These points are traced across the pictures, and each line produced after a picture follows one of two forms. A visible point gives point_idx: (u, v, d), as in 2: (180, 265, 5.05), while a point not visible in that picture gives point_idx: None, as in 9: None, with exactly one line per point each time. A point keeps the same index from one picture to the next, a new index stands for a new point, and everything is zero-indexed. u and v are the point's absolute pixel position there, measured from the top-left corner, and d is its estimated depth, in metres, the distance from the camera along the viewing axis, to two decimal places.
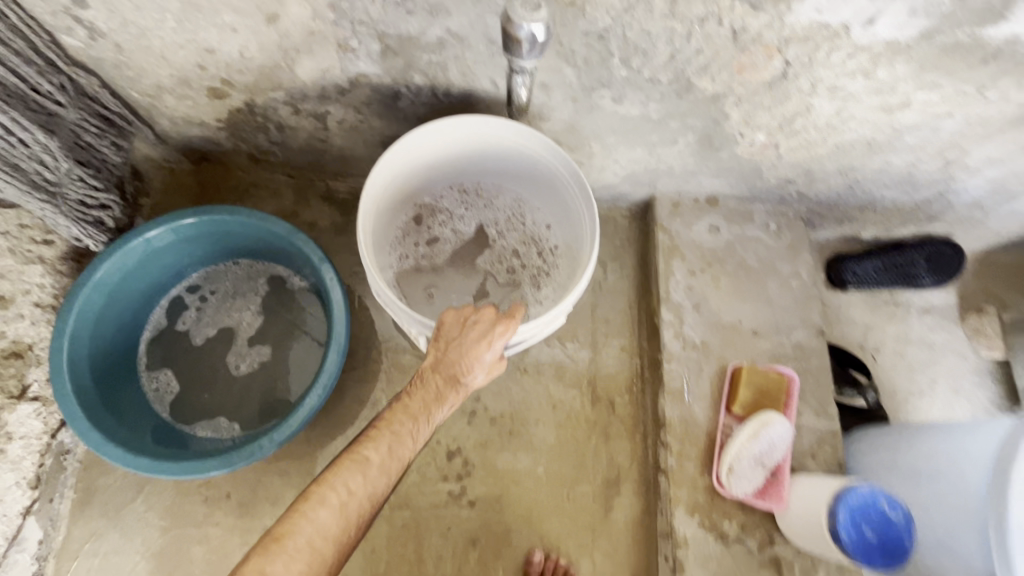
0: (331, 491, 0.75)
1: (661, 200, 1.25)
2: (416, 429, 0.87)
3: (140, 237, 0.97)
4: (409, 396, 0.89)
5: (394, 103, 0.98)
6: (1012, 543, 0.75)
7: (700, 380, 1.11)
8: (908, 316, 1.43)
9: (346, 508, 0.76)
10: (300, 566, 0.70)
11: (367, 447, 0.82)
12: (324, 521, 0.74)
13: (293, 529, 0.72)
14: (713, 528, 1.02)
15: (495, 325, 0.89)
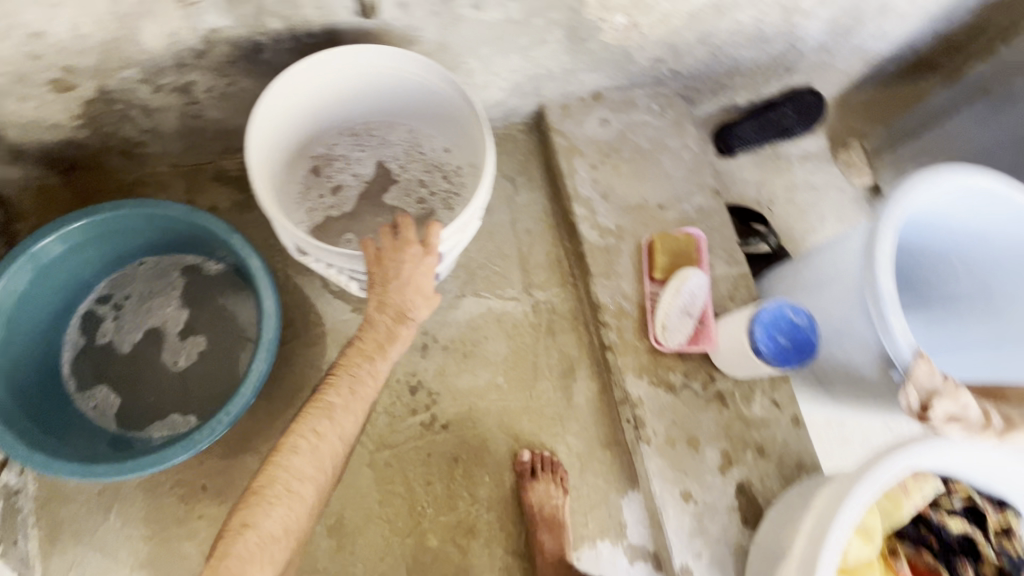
0: (299, 439, 0.76)
1: (550, 106, 1.31)
2: (373, 369, 0.84)
3: (25, 253, 0.92)
4: (360, 337, 0.84)
5: (258, 57, 0.96)
6: (886, 308, 0.88)
7: (622, 260, 1.21)
8: (790, 165, 1.59)
9: (320, 452, 0.77)
10: (281, 510, 0.73)
11: (330, 394, 0.80)
12: (299, 466, 0.76)
13: (270, 480, 0.74)
14: (661, 382, 1.13)
15: (430, 251, 0.84)
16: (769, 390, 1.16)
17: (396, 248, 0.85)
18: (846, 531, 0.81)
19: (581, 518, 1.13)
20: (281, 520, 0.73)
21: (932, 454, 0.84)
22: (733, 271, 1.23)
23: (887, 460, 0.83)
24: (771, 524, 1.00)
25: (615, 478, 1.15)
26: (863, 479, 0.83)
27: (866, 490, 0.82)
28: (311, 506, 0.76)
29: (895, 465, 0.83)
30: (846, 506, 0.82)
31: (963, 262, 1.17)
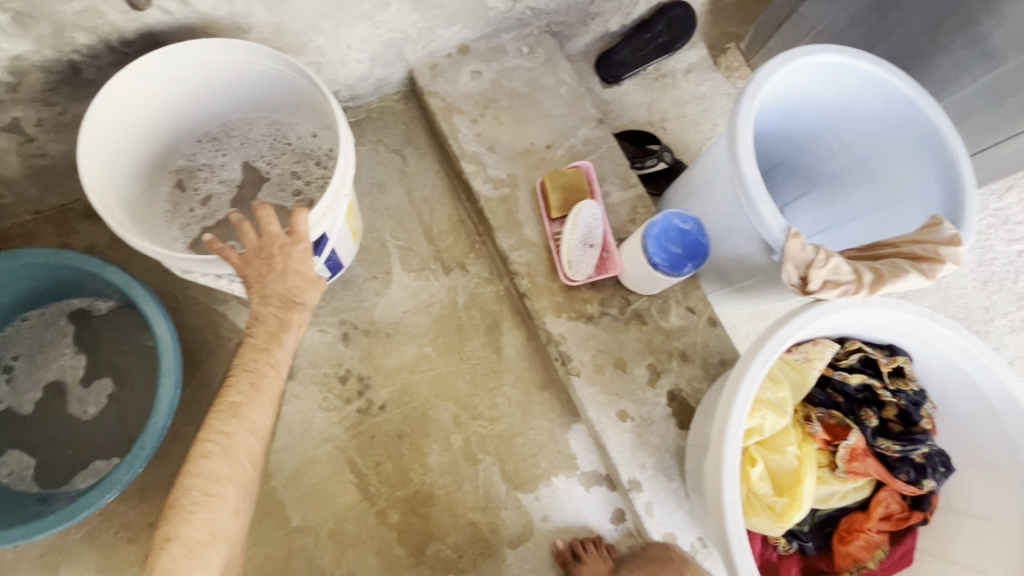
0: (208, 445, 0.83)
1: (418, 69, 1.28)
2: (271, 360, 0.88)
3: None
4: (251, 333, 0.88)
5: (79, 77, 0.90)
6: (754, 195, 0.92)
7: (520, 207, 1.22)
8: (675, 81, 1.62)
9: (231, 452, 0.84)
10: (202, 514, 0.81)
11: (230, 395, 0.85)
12: (214, 470, 0.83)
13: (186, 490, 0.81)
14: (580, 315, 1.17)
15: (296, 242, 0.84)
16: (683, 299, 1.21)
17: (263, 246, 0.85)
18: (744, 405, 0.88)
19: (533, 459, 1.17)
20: (205, 524, 0.81)
21: (815, 321, 0.90)
22: (628, 194, 1.26)
23: (774, 335, 0.90)
24: (700, 422, 1.06)
25: (557, 415, 1.19)
26: (755, 356, 0.89)
27: (758, 365, 0.89)
28: (234, 502, 0.84)
29: (781, 337, 0.89)
30: (742, 383, 0.89)
31: (836, 138, 1.23)
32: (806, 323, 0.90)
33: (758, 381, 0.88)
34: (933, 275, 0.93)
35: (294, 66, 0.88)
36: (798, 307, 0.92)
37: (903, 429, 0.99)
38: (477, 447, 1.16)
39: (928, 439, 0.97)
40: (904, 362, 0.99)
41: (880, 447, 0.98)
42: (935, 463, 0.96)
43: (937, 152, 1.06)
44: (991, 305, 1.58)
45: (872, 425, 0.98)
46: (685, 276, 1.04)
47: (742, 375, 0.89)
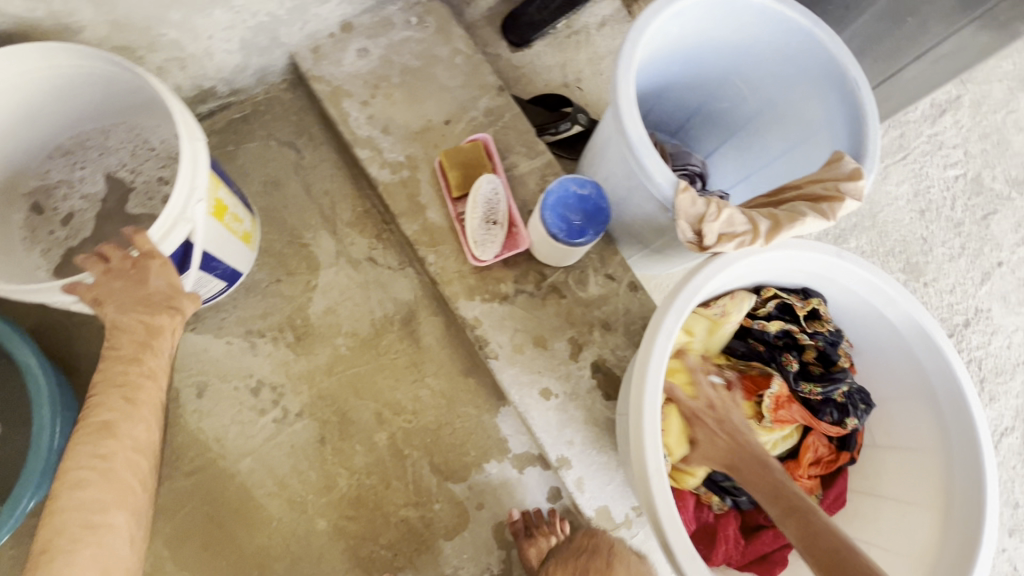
0: (78, 470, 0.76)
1: (299, 53, 1.20)
2: (142, 369, 0.82)
3: None
4: (115, 345, 0.82)
5: None
6: (639, 151, 0.87)
7: (421, 189, 1.16)
8: (589, 36, 1.54)
9: (112, 473, 0.78)
10: (85, 550, 0.74)
11: (100, 413, 0.79)
12: (90, 497, 0.76)
13: (57, 530, 0.74)
14: (494, 295, 1.13)
15: (151, 257, 0.79)
16: (601, 266, 1.17)
17: (116, 268, 0.80)
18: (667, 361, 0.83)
19: (463, 448, 1.14)
20: (92, 562, 0.74)
21: (718, 272, 0.85)
22: (536, 163, 1.20)
23: (687, 288, 0.85)
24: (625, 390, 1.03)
25: (484, 400, 1.16)
26: (666, 310, 0.84)
27: (672, 319, 0.84)
28: (124, 533, 0.78)
29: (692, 290, 0.85)
30: (658, 338, 0.83)
31: (743, 80, 1.17)
32: (715, 273, 0.85)
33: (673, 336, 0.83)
34: (835, 214, 0.89)
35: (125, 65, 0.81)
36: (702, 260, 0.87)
37: (823, 370, 0.96)
38: (402, 442, 1.13)
39: (847, 377, 0.95)
40: (818, 305, 0.97)
41: (802, 392, 0.96)
42: (856, 400, 0.95)
43: (837, 83, 1.01)
44: (930, 235, 1.55)
45: (793, 370, 0.97)
46: (588, 243, 0.99)
47: (658, 330, 0.84)
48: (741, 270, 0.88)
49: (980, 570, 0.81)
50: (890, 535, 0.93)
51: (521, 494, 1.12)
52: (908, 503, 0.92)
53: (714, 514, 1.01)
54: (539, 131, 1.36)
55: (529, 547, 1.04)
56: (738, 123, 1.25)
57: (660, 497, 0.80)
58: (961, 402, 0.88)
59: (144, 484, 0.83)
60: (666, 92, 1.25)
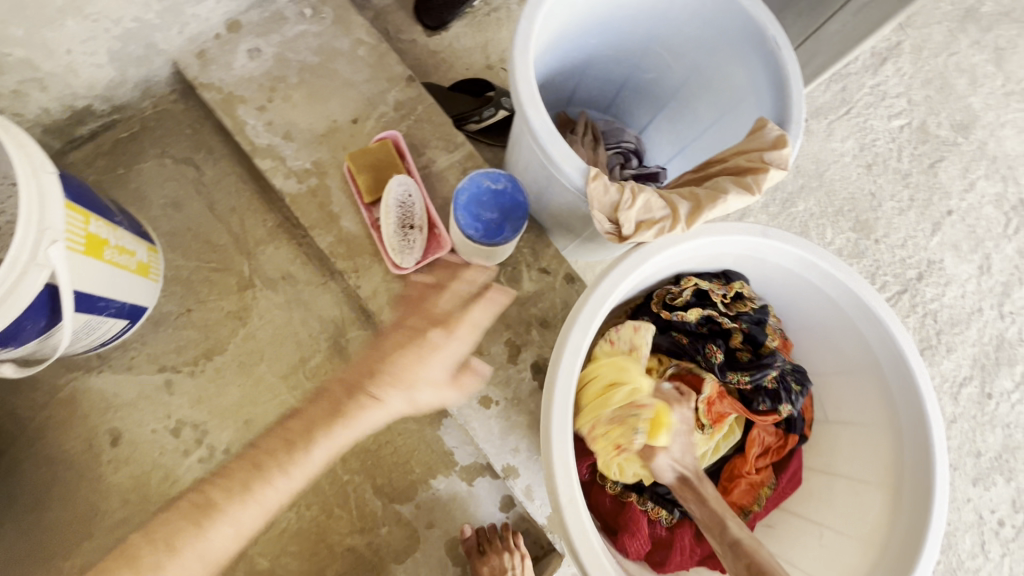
0: None
1: (182, 59, 1.09)
2: None
3: None
4: None
5: None
6: (544, 140, 0.79)
7: (332, 197, 1.07)
8: (510, 12, 1.45)
9: None
10: None
11: None
12: None
13: None
14: (422, 304, 1.06)
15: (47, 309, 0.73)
16: (534, 261, 1.10)
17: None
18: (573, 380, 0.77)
19: (408, 467, 1.08)
20: None
21: (640, 268, 0.80)
22: (455, 157, 1.12)
23: (597, 294, 0.78)
24: None
25: (425, 414, 1.10)
26: (574, 324, 0.77)
27: (578, 335, 0.77)
28: None
29: (600, 297, 0.78)
30: (563, 357, 0.77)
31: (665, 47, 1.09)
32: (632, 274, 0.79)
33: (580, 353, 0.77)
34: (760, 187, 0.83)
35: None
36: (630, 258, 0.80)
37: (751, 355, 0.94)
38: (342, 467, 1.06)
39: (775, 360, 0.92)
40: (740, 287, 0.94)
41: (733, 382, 0.94)
42: (788, 384, 0.92)
43: (757, 43, 0.94)
44: (878, 190, 1.51)
45: (719, 360, 0.94)
46: (508, 241, 0.92)
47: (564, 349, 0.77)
48: (664, 262, 0.82)
49: (934, 538, 0.79)
50: (843, 514, 0.90)
51: (472, 507, 1.07)
52: (863, 482, 0.89)
53: (666, 528, 0.94)
54: (461, 120, 1.27)
55: (478, 563, 0.98)
56: (666, 94, 1.18)
57: (572, 526, 0.74)
58: (902, 369, 0.85)
59: None
60: (588, 67, 1.17)
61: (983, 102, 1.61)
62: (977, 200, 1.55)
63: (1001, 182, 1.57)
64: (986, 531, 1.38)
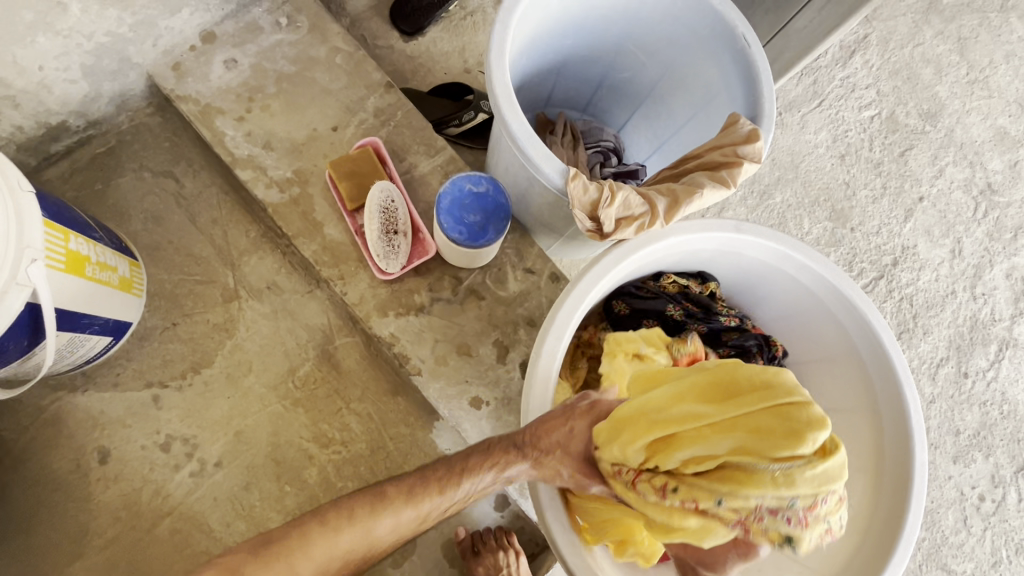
0: None
1: (157, 73, 1.08)
2: None
3: None
4: None
5: None
6: (522, 141, 0.81)
7: (315, 206, 1.07)
8: (486, 16, 1.46)
9: None
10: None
11: None
12: None
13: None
14: (409, 308, 1.06)
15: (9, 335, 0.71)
16: (518, 261, 1.11)
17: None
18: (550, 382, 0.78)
19: (402, 471, 1.08)
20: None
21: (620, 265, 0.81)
22: (436, 161, 1.13)
23: (573, 296, 0.80)
24: None
25: (416, 418, 1.10)
26: (549, 330, 0.79)
27: (553, 339, 0.78)
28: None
29: (577, 299, 0.80)
30: (539, 361, 0.78)
31: (639, 47, 1.11)
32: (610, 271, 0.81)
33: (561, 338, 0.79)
34: (735, 181, 0.85)
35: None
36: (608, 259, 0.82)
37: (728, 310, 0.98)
38: (335, 475, 1.06)
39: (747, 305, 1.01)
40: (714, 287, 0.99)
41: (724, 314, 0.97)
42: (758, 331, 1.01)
43: (727, 40, 0.96)
44: (852, 179, 1.55)
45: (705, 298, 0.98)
46: (491, 242, 0.93)
47: (541, 353, 0.78)
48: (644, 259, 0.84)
49: (915, 513, 0.81)
50: None
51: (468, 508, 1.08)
52: (844, 463, 0.92)
53: None
54: (441, 124, 1.28)
55: (475, 564, 0.99)
56: (642, 92, 1.20)
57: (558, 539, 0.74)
58: (879, 351, 0.88)
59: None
60: (565, 68, 1.19)
61: (949, 91, 1.66)
62: (947, 186, 1.60)
63: (969, 167, 1.62)
64: (968, 506, 1.42)
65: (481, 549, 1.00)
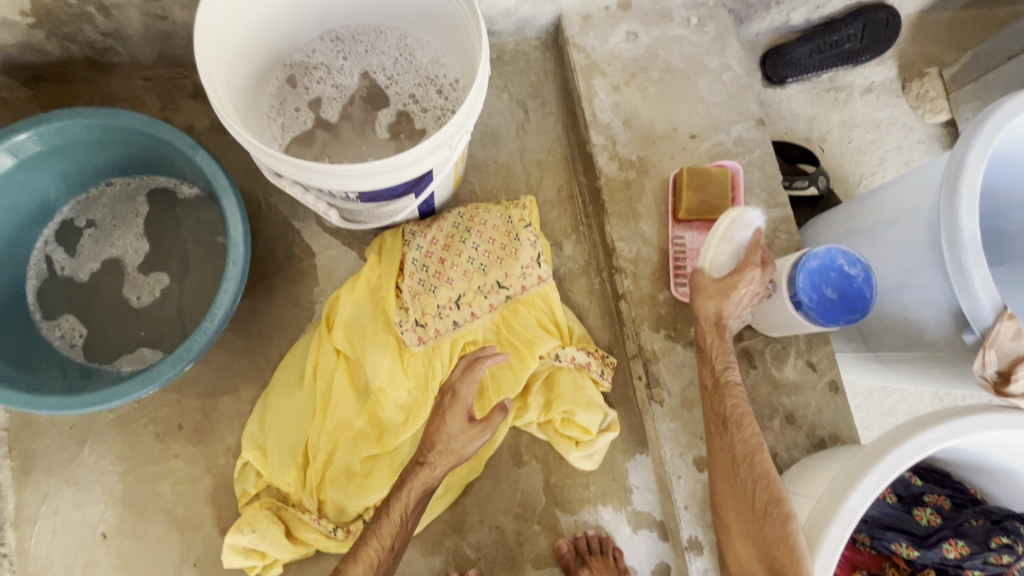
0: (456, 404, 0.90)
1: (568, 16, 1.11)
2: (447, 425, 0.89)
3: None
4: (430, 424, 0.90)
5: (243, 8, 0.78)
6: (966, 256, 0.72)
7: (643, 198, 1.05)
8: (852, 99, 1.36)
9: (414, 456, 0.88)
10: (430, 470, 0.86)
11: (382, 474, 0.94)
12: None
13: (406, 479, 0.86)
14: (680, 336, 1.00)
15: None
16: (805, 351, 1.01)
17: None
18: (840, 541, 0.70)
19: (583, 479, 1.03)
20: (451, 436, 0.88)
21: (975, 433, 0.70)
22: (773, 212, 1.06)
23: (902, 441, 0.70)
24: None
25: (623, 440, 1.04)
26: (871, 466, 0.70)
27: (875, 479, 0.69)
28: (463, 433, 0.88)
29: (911, 450, 0.70)
30: (849, 496, 0.70)
31: None
32: (954, 436, 0.69)
33: (871, 498, 0.69)
34: None
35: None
36: (940, 413, 0.72)
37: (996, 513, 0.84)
38: (524, 448, 1.03)
39: None
40: (983, 494, 0.85)
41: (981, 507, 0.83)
42: None
43: None
44: None
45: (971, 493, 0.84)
46: (832, 327, 0.85)
47: (849, 489, 0.71)
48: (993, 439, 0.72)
49: None
50: None
51: (625, 551, 1.01)
52: None
53: None
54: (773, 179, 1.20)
55: None
56: None
57: None
58: None
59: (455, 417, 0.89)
60: None
61: None
62: None
63: None
64: None
65: (601, 556, 0.97)
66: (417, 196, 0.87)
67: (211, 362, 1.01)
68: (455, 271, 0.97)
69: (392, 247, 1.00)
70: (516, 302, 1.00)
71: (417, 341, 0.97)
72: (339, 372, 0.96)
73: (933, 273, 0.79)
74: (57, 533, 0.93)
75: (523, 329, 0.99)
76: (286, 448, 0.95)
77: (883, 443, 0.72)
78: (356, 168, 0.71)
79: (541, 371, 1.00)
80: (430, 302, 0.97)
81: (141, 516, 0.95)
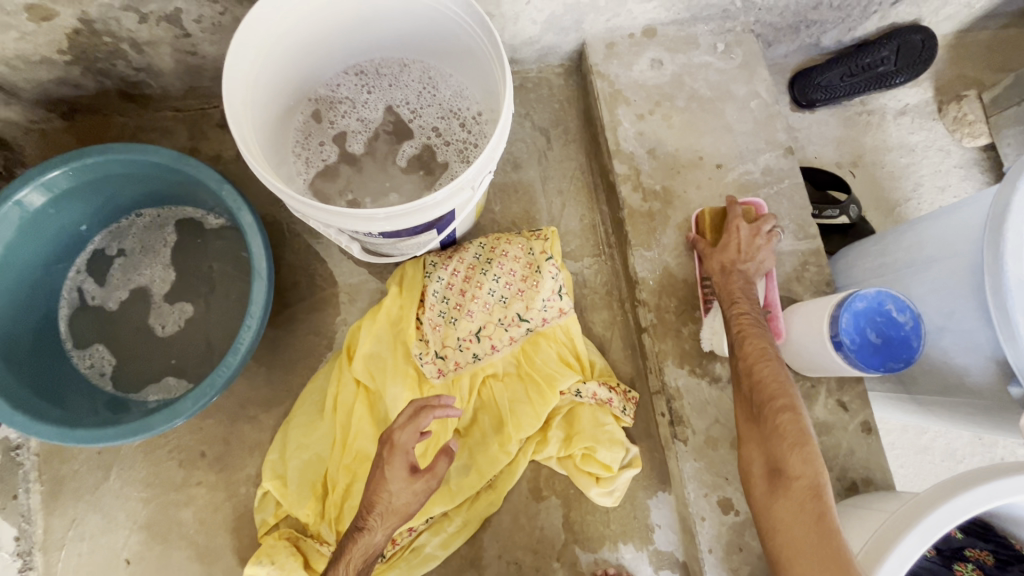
0: (397, 462, 0.80)
1: (592, 44, 1.10)
2: (391, 486, 0.79)
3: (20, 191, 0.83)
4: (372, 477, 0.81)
5: (272, 49, 0.79)
6: (1012, 303, 0.68)
7: (668, 229, 1.03)
8: (885, 121, 1.32)
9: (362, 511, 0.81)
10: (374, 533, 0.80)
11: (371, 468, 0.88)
12: None
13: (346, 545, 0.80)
14: (705, 373, 0.97)
15: None
16: (836, 390, 0.97)
17: None
18: None
19: (603, 516, 1.01)
20: (395, 496, 0.79)
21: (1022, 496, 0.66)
22: (803, 245, 1.03)
23: (943, 502, 0.67)
24: None
25: (644, 476, 1.02)
26: (911, 529, 0.66)
27: (914, 540, 0.66)
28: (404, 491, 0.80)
29: (953, 511, 0.66)
30: (885, 559, 0.66)
31: None
32: (998, 498, 0.66)
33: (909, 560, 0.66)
34: None
35: (485, 25, 0.76)
36: (983, 472, 0.68)
37: None
38: (544, 482, 1.02)
39: None
40: None
41: None
42: None
43: None
44: None
45: None
46: (871, 373, 0.81)
47: (886, 553, 0.67)
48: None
49: None
50: None
51: None
52: None
53: None
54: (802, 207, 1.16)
55: None
56: None
57: None
58: None
59: (393, 474, 0.79)
60: None
61: None
62: None
63: None
64: None
65: None
66: (438, 232, 0.86)
67: (233, 391, 1.02)
68: (476, 304, 0.96)
69: (413, 279, 1.00)
70: (537, 336, 0.99)
71: (437, 373, 0.97)
72: (358, 404, 0.96)
73: (978, 318, 0.76)
74: (82, 558, 0.95)
75: (543, 363, 0.98)
76: (305, 479, 0.95)
77: (922, 502, 0.68)
78: (381, 211, 0.70)
79: (561, 406, 0.99)
80: (451, 335, 0.97)
81: (163, 544, 0.97)
